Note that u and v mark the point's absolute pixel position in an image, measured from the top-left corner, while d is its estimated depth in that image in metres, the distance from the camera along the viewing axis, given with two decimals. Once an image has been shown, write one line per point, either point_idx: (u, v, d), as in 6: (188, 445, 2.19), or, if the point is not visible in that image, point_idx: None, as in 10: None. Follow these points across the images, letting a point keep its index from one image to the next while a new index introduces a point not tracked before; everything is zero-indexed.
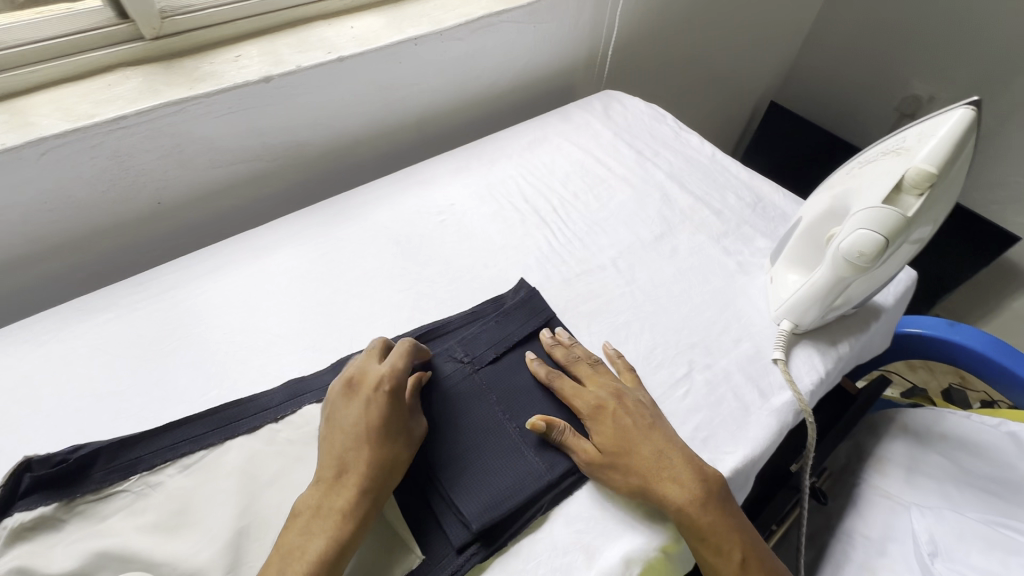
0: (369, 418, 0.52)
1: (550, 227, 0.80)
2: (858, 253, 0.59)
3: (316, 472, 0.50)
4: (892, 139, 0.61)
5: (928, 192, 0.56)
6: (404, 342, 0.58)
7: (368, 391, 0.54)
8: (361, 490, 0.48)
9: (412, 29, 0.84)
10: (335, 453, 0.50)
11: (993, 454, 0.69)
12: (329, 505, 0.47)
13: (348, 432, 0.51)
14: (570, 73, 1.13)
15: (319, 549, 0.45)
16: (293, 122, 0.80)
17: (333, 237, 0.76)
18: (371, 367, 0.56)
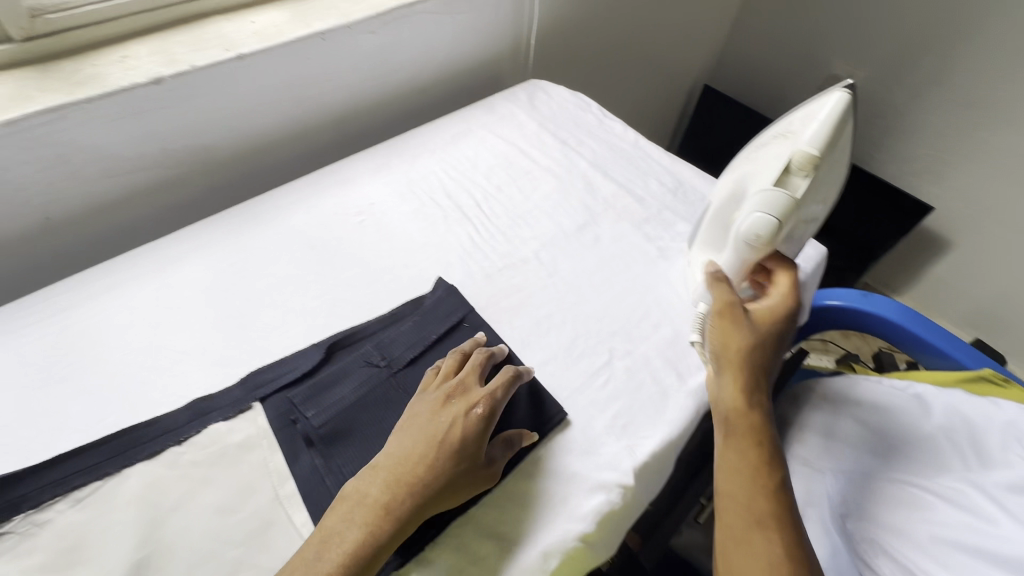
0: (453, 432, 0.51)
1: (473, 223, 0.79)
2: (754, 235, 0.62)
3: (380, 459, 0.50)
4: (783, 123, 0.65)
5: (813, 173, 0.60)
6: (508, 372, 0.56)
7: (464, 406, 0.53)
8: (411, 495, 0.47)
9: (320, 22, 0.80)
10: (406, 453, 0.49)
11: (901, 416, 0.74)
12: (375, 492, 0.47)
13: (428, 437, 0.50)
14: (495, 63, 1.11)
15: (354, 541, 0.44)
16: (195, 125, 0.76)
17: (244, 244, 0.73)
18: (473, 386, 0.55)
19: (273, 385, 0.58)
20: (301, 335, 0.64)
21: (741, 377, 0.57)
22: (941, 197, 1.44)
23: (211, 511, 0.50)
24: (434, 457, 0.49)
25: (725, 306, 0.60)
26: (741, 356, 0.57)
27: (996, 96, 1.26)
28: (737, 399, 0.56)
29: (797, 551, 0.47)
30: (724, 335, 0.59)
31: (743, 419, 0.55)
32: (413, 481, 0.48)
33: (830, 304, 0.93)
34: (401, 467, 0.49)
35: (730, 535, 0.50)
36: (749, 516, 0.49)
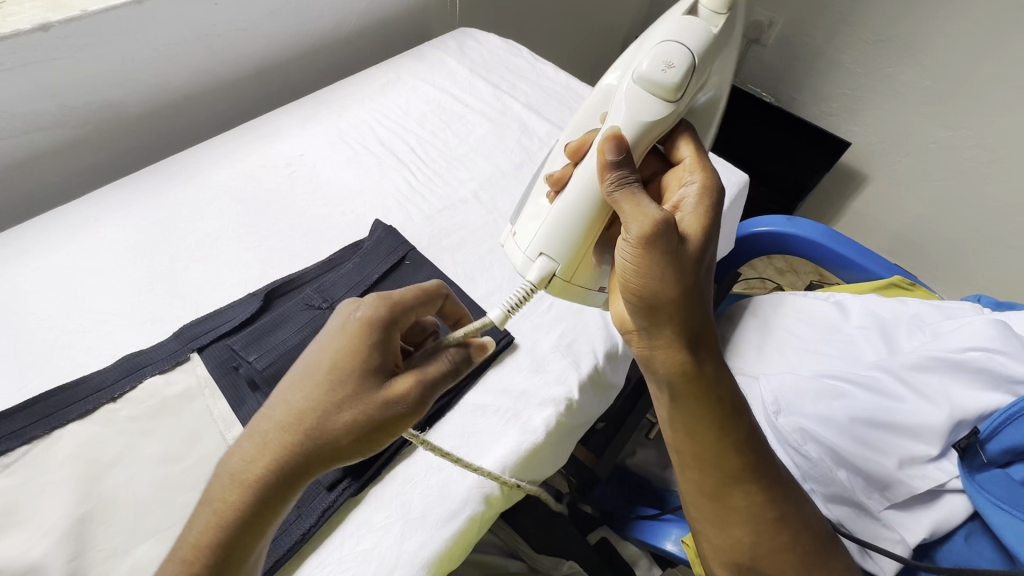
0: (344, 346, 0.43)
1: (408, 167, 0.78)
2: (666, 71, 0.54)
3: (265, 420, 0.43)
4: None
5: (718, 28, 0.57)
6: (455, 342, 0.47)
7: (341, 319, 0.45)
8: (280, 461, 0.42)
9: None
10: (292, 386, 0.44)
11: (823, 321, 0.81)
12: (270, 429, 0.42)
13: (313, 365, 0.44)
14: (422, 11, 1.08)
15: (213, 531, 0.41)
16: (97, 77, 0.70)
17: (165, 201, 0.69)
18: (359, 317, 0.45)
19: (211, 335, 0.56)
20: (237, 286, 0.62)
21: (678, 332, 0.51)
22: (856, 133, 1.54)
23: (155, 462, 0.49)
24: (322, 386, 0.43)
25: (647, 227, 0.49)
26: (676, 297, 0.50)
27: (900, 32, 1.34)
28: (682, 354, 0.52)
29: (765, 492, 0.53)
30: (654, 271, 0.49)
31: (694, 376, 0.52)
32: (307, 416, 0.42)
33: (759, 230, 0.98)
34: (290, 405, 0.43)
35: (708, 490, 0.54)
36: (718, 467, 0.53)
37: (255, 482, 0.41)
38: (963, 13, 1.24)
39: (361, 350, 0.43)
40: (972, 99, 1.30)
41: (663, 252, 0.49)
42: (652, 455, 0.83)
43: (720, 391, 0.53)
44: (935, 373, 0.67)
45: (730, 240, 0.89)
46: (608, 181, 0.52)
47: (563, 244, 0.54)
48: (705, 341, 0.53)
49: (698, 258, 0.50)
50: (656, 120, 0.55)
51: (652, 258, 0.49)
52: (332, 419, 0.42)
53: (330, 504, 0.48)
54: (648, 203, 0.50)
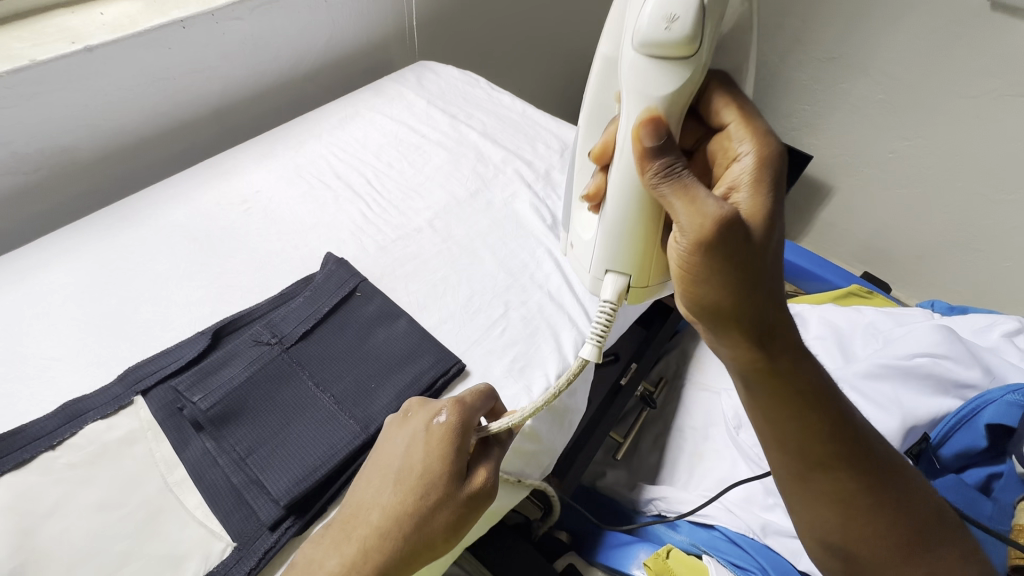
0: (430, 454, 0.47)
1: (364, 200, 0.79)
2: (667, 25, 0.46)
3: (364, 520, 0.46)
4: None
5: None
6: (482, 393, 0.51)
7: (419, 426, 0.49)
8: (381, 557, 0.44)
9: (177, 11, 0.77)
10: (381, 493, 0.47)
11: None
12: (365, 528, 0.45)
13: (408, 474, 0.46)
14: (381, 47, 1.11)
15: None
16: (50, 126, 0.71)
17: (117, 243, 0.69)
18: (437, 420, 0.48)
19: (156, 376, 0.56)
20: (185, 325, 0.62)
21: (746, 330, 0.50)
22: (816, 146, 1.58)
23: (93, 509, 0.48)
24: (405, 491, 0.46)
25: (701, 236, 0.45)
26: (741, 293, 0.48)
27: (852, 49, 1.39)
28: (754, 344, 0.51)
29: (851, 477, 0.54)
30: (717, 274, 0.47)
31: (768, 364, 0.52)
32: (397, 519, 0.45)
33: None
34: (384, 509, 0.46)
35: (793, 470, 0.56)
36: (800, 449, 0.55)
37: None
38: (907, 29, 1.29)
39: (453, 457, 0.47)
40: (922, 111, 1.35)
41: (725, 254, 0.46)
42: (622, 476, 0.81)
43: (797, 373, 0.52)
44: (889, 377, 0.67)
45: None
46: (656, 174, 0.48)
47: (623, 250, 0.54)
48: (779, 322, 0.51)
49: (761, 247, 0.48)
50: (681, 87, 0.49)
51: (715, 263, 0.47)
52: (428, 520, 0.45)
53: (272, 545, 0.48)
54: (704, 198, 0.46)
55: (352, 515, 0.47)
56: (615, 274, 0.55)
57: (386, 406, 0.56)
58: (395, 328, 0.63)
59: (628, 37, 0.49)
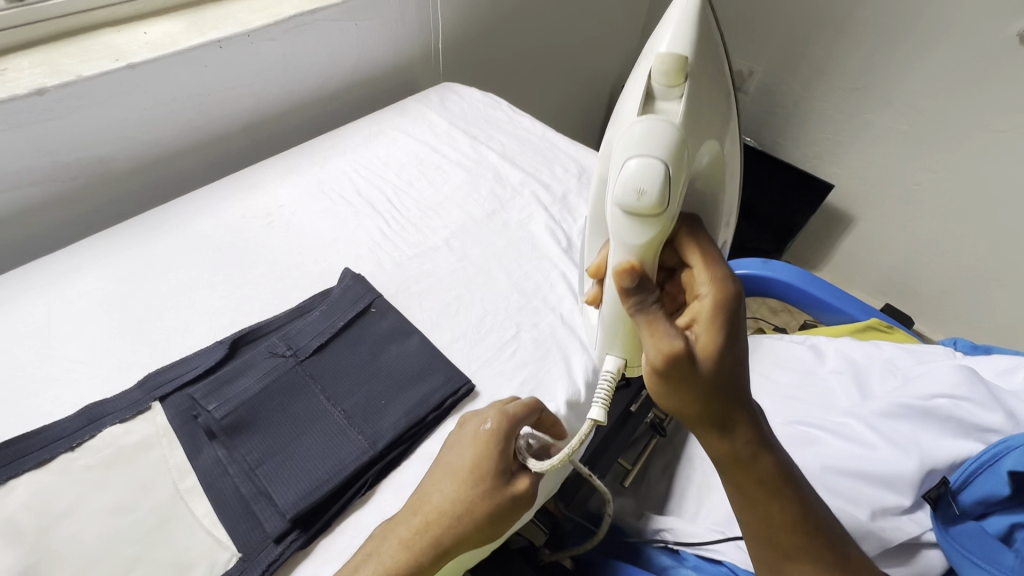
0: (484, 450, 0.50)
1: (383, 217, 0.81)
2: (636, 195, 0.50)
3: (423, 504, 0.49)
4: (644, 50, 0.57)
5: (685, 91, 0.51)
6: (529, 400, 0.54)
7: (474, 428, 0.53)
8: (439, 536, 0.47)
9: (215, 32, 0.81)
10: (441, 481, 0.50)
11: (798, 364, 0.81)
12: (429, 507, 0.49)
13: (464, 466, 0.50)
14: (408, 68, 1.14)
15: None
16: (90, 138, 0.75)
17: (145, 251, 0.71)
18: (489, 419, 0.52)
19: (174, 383, 0.57)
20: (205, 334, 0.64)
21: (712, 432, 0.51)
22: (838, 175, 1.57)
23: (105, 512, 0.49)
24: (464, 480, 0.49)
25: (659, 365, 0.48)
26: (703, 409, 0.50)
27: (874, 81, 1.39)
28: (720, 444, 0.52)
29: None
30: (676, 395, 0.50)
31: (736, 462, 0.52)
32: (456, 504, 0.48)
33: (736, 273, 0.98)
34: (444, 494, 0.49)
35: (767, 563, 0.55)
36: (770, 541, 0.54)
37: (413, 555, 0.46)
38: (932, 61, 1.28)
39: (505, 453, 0.50)
40: (948, 143, 1.33)
41: (677, 384, 0.49)
42: (628, 504, 0.81)
43: (761, 470, 0.52)
44: (907, 420, 0.66)
45: None
46: (625, 306, 0.51)
47: (622, 349, 0.58)
48: (741, 433, 0.51)
49: (722, 374, 0.49)
50: (652, 237, 0.52)
51: (668, 390, 0.50)
52: (481, 508, 0.48)
53: (276, 557, 0.48)
54: (664, 331, 0.49)
55: (413, 499, 0.50)
56: (617, 360, 0.58)
57: (394, 423, 0.57)
58: (408, 345, 0.64)
59: (609, 191, 0.54)
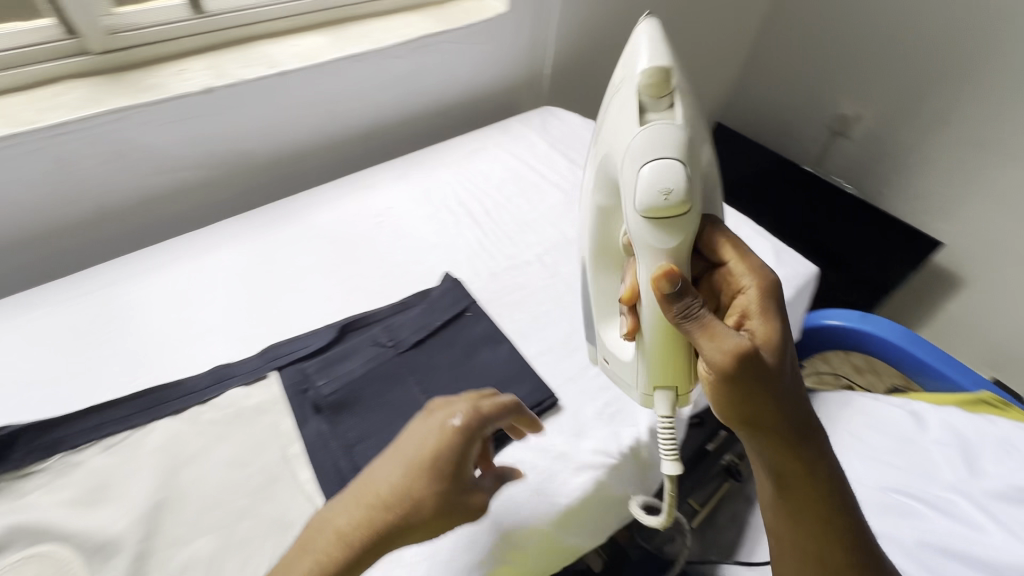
0: (434, 438, 0.46)
1: (481, 227, 0.85)
2: (661, 201, 0.47)
3: (364, 492, 0.45)
4: (612, 83, 0.56)
5: (676, 95, 0.51)
6: (501, 397, 0.50)
7: (440, 420, 0.48)
8: (379, 527, 0.44)
9: (354, 47, 0.90)
10: (386, 468, 0.46)
11: (894, 427, 0.76)
12: (375, 497, 0.45)
13: (411, 454, 0.46)
14: (513, 90, 1.20)
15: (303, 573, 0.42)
16: (239, 133, 0.85)
17: (272, 236, 0.79)
18: (451, 407, 0.48)
19: (289, 357, 0.63)
20: (317, 316, 0.70)
21: (776, 438, 0.50)
22: (949, 233, 1.45)
23: (223, 464, 0.54)
24: (418, 474, 0.45)
25: (730, 367, 0.46)
26: (770, 411, 0.48)
27: (1005, 136, 1.27)
28: (784, 451, 0.50)
29: None
30: (745, 398, 0.48)
31: (799, 469, 0.51)
32: (399, 496, 0.44)
33: (827, 323, 0.95)
34: (385, 481, 0.45)
35: None
36: (821, 555, 0.52)
37: (354, 543, 0.43)
38: None
39: (456, 447, 0.46)
40: None
41: (743, 382, 0.47)
42: (694, 546, 0.78)
43: (822, 475, 0.51)
44: (1016, 503, 0.64)
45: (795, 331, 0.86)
46: (674, 314, 0.49)
47: (665, 373, 0.55)
48: (802, 429, 0.50)
49: (786, 373, 0.48)
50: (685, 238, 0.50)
51: (731, 390, 0.48)
52: (425, 502, 0.45)
53: None
54: (728, 333, 0.47)
55: (353, 488, 0.46)
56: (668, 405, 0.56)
57: None
58: (498, 352, 0.66)
59: (622, 203, 0.51)
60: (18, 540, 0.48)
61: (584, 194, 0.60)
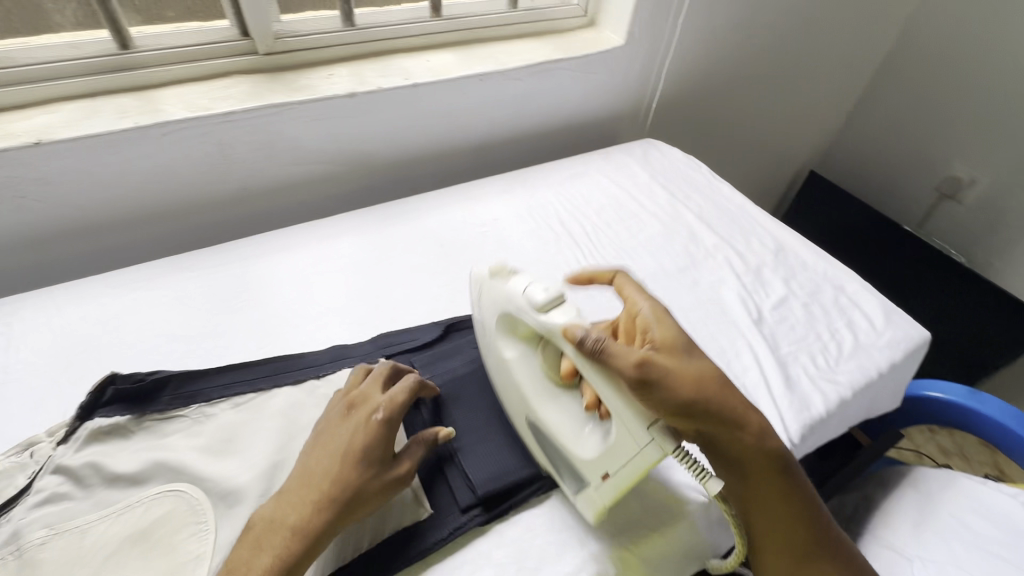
0: (359, 426, 0.51)
1: (580, 249, 0.87)
2: (544, 292, 0.51)
3: (303, 483, 0.49)
4: (473, 309, 0.61)
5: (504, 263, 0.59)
6: (409, 380, 0.55)
7: (363, 415, 0.52)
8: (318, 509, 0.47)
9: (479, 67, 0.96)
10: (319, 457, 0.50)
11: (1009, 519, 0.69)
12: (315, 487, 0.48)
13: (340, 442, 0.50)
14: (615, 119, 1.22)
15: (264, 563, 0.44)
16: (367, 135, 0.92)
17: (386, 233, 0.85)
18: (371, 396, 0.54)
19: (399, 346, 0.67)
20: (424, 313, 0.74)
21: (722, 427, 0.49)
22: None
23: None
24: (346, 462, 0.49)
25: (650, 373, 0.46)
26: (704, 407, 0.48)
27: None
28: (729, 437, 0.50)
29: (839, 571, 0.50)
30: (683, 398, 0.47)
31: (750, 450, 0.50)
32: (332, 482, 0.48)
33: (930, 395, 0.89)
34: (320, 468, 0.49)
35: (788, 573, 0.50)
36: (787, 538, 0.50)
37: (298, 528, 0.46)
38: None
39: (382, 432, 0.51)
40: None
41: (654, 382, 0.46)
42: None
43: (768, 451, 0.51)
44: None
45: (896, 397, 0.82)
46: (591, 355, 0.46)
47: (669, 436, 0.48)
48: (735, 417, 0.50)
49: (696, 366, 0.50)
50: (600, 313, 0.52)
51: (654, 395, 0.46)
52: (359, 481, 0.48)
53: (461, 525, 0.53)
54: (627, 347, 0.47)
55: (289, 479, 0.49)
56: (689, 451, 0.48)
57: (519, 454, 0.59)
58: None
59: (537, 320, 0.52)
60: (159, 475, 0.53)
61: (502, 380, 0.57)
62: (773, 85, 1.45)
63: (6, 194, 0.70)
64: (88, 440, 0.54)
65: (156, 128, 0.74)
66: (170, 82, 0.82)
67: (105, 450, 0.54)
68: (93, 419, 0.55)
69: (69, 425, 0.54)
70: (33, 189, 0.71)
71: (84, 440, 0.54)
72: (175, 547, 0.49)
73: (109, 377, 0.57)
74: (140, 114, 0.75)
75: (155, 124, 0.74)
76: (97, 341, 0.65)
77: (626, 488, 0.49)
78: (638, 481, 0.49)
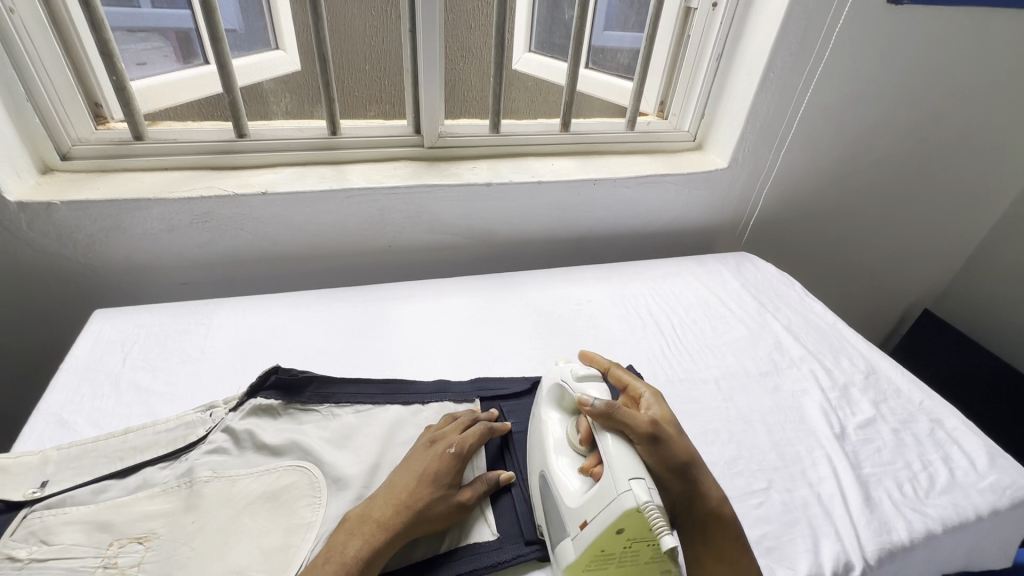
0: (438, 455, 0.61)
1: (665, 338, 0.94)
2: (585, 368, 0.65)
3: (389, 492, 0.58)
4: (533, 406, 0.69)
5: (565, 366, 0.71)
6: (477, 425, 0.66)
7: (441, 449, 0.62)
8: (399, 513, 0.55)
9: (595, 173, 1.13)
10: (404, 473, 0.60)
11: None
12: (398, 494, 0.57)
13: (422, 464, 0.60)
14: (712, 231, 1.33)
15: (353, 551, 0.52)
16: (493, 218, 1.10)
17: (495, 297, 0.99)
18: (449, 435, 0.64)
19: (491, 391, 0.77)
20: (516, 368, 0.84)
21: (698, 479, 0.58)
22: None
23: None
24: (425, 480, 0.58)
25: (652, 424, 0.56)
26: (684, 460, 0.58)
27: None
28: (702, 491, 0.58)
29: None
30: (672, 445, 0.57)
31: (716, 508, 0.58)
32: (414, 492, 0.57)
33: None
34: (403, 482, 0.58)
35: None
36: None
37: (383, 526, 0.54)
38: None
39: (454, 463, 0.61)
40: None
41: (662, 442, 0.57)
42: None
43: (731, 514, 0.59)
44: None
45: (1004, 556, 0.75)
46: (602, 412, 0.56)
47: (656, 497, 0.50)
48: (703, 481, 0.59)
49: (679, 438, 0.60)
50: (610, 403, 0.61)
51: (657, 449, 0.56)
52: (431, 497, 0.57)
53: (523, 554, 0.58)
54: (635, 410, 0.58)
55: (380, 489, 0.59)
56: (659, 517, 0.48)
57: None
58: None
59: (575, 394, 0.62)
60: (291, 451, 0.65)
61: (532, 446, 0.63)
62: (879, 219, 1.47)
63: (233, 225, 0.95)
64: (249, 413, 0.68)
65: (341, 192, 0.97)
66: (357, 161, 1.07)
67: (260, 423, 0.68)
68: (256, 398, 0.70)
69: (239, 398, 0.70)
70: (250, 225, 0.96)
71: (247, 412, 0.68)
72: (294, 510, 0.59)
73: (274, 368, 0.72)
74: (334, 180, 0.99)
75: (342, 189, 0.97)
76: (267, 343, 0.82)
77: (601, 548, 0.50)
78: (614, 542, 0.50)
